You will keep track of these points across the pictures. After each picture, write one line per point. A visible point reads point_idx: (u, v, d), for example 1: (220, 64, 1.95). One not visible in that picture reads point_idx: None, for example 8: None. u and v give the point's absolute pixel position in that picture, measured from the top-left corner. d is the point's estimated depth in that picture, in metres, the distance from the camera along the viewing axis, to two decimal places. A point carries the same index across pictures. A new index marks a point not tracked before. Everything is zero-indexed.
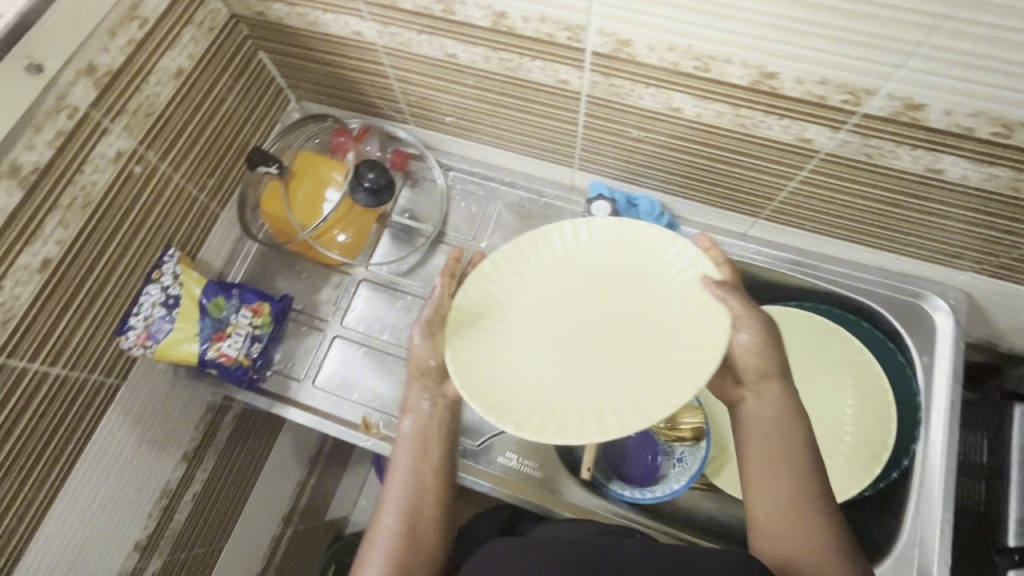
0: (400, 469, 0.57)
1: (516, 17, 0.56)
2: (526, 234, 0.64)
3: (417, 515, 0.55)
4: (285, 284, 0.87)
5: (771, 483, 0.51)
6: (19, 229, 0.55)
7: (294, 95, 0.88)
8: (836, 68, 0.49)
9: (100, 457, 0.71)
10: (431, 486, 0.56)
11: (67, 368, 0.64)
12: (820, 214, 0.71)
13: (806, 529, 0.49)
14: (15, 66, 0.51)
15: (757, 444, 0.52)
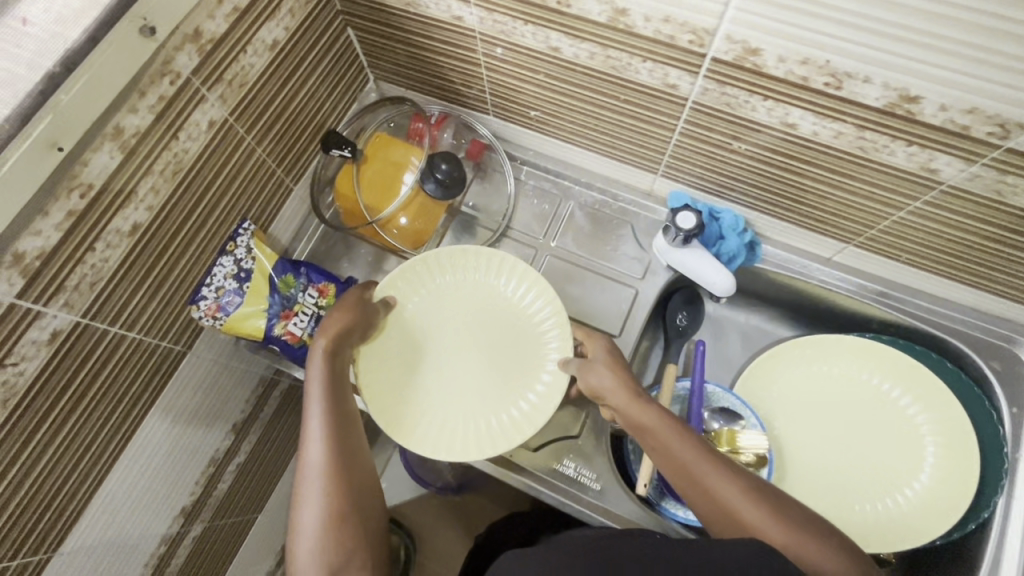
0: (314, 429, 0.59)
1: (638, 15, 0.54)
2: (475, 245, 0.71)
3: (339, 460, 0.58)
4: (350, 267, 0.86)
5: (695, 480, 0.56)
6: (105, 211, 0.54)
7: (372, 75, 0.87)
8: (987, 97, 0.46)
9: (161, 421, 0.72)
10: (343, 431, 0.60)
11: (142, 334, 0.64)
12: (911, 243, 0.67)
13: (733, 500, 0.55)
14: (132, 42, 0.50)
15: (666, 452, 0.58)
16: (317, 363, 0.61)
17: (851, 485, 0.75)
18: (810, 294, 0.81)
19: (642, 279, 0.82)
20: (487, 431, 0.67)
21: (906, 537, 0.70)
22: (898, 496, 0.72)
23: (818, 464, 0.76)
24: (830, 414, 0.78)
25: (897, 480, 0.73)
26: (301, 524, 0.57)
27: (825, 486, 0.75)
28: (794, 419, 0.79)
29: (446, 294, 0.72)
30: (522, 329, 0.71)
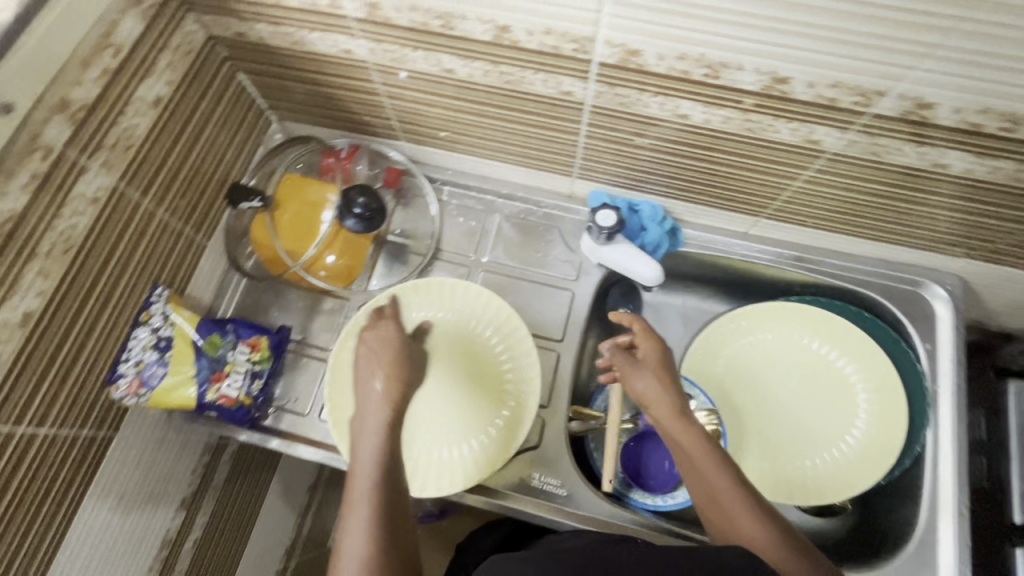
0: (363, 452, 0.53)
1: (520, 30, 0.54)
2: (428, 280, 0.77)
3: (391, 492, 0.52)
4: (282, 315, 0.83)
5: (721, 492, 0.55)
6: None
7: (275, 115, 0.85)
8: (846, 71, 0.49)
9: (98, 513, 0.67)
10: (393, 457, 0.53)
11: (56, 427, 0.60)
12: (812, 207, 0.71)
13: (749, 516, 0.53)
14: None
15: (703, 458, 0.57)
16: (379, 396, 0.55)
17: (799, 443, 0.78)
18: (734, 269, 0.85)
19: (576, 280, 0.83)
20: (461, 457, 0.70)
21: (855, 483, 0.74)
22: (843, 445, 0.76)
23: (767, 430, 0.80)
24: (772, 381, 0.82)
25: (840, 431, 0.77)
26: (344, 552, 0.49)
27: (778, 449, 0.79)
28: (741, 390, 0.82)
29: (410, 331, 0.76)
30: (480, 359, 0.75)
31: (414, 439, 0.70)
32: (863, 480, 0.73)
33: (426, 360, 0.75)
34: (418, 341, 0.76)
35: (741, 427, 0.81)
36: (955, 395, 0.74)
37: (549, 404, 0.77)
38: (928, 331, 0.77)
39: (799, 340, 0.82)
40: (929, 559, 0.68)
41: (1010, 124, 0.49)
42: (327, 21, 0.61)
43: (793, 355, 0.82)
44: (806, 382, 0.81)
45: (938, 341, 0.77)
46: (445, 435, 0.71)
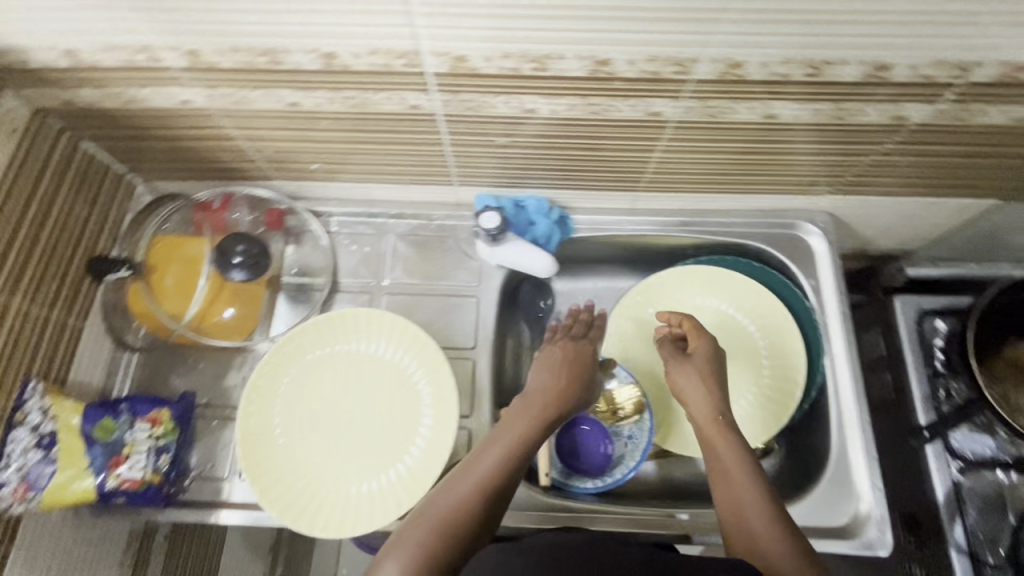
0: (483, 459, 0.57)
1: (345, 54, 0.54)
2: (324, 315, 0.75)
3: (478, 497, 0.54)
4: (183, 381, 0.79)
5: (738, 491, 0.57)
6: None
7: (139, 177, 0.81)
8: (656, 45, 0.51)
9: None
10: (514, 474, 0.57)
11: None
12: (678, 173, 0.74)
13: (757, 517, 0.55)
14: None
15: (726, 453, 0.60)
16: (546, 390, 0.63)
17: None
18: (629, 245, 0.87)
19: (479, 285, 0.83)
20: (384, 487, 0.68)
21: (769, 426, 0.77)
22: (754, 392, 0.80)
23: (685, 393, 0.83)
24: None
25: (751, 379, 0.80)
26: (426, 517, 0.53)
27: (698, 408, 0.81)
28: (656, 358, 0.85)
29: (313, 371, 0.74)
30: (391, 383, 0.74)
31: (336, 480, 0.68)
32: (776, 420, 0.77)
33: (337, 397, 0.73)
34: (325, 380, 0.74)
35: (660, 394, 0.84)
36: (842, 324, 0.79)
37: (472, 412, 0.77)
38: (809, 269, 0.82)
39: (700, 300, 0.85)
40: (844, 480, 0.73)
41: (814, 69, 0.53)
42: (153, 74, 0.59)
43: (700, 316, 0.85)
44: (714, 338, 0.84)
45: (818, 276, 0.82)
46: (368, 468, 0.69)
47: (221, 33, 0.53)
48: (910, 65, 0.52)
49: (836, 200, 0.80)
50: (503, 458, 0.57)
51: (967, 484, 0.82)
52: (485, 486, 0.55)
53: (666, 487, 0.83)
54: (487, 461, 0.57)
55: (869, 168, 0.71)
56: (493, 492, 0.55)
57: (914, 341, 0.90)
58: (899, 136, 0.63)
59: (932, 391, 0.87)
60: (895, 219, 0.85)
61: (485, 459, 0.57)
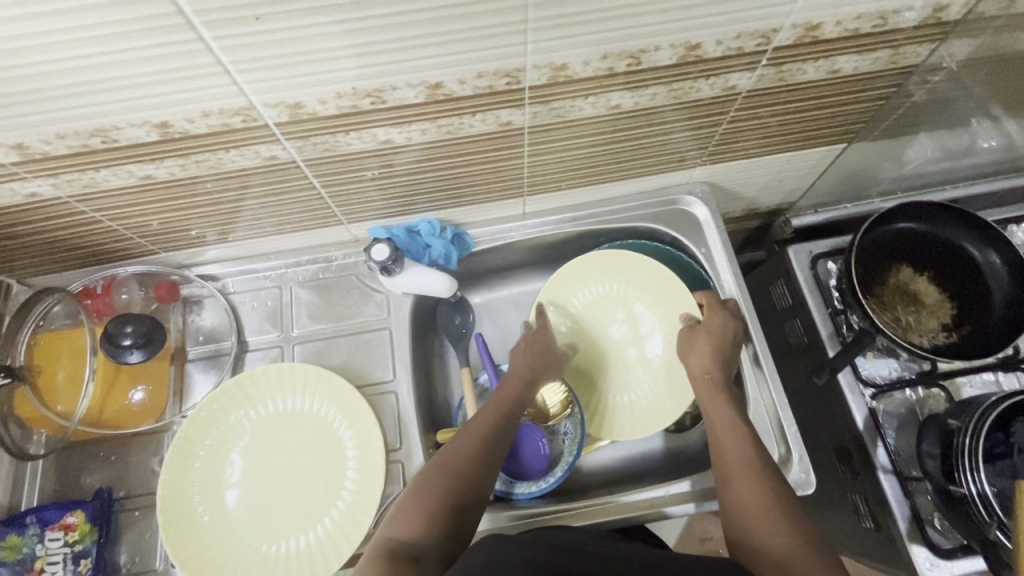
0: (482, 423, 0.66)
1: (181, 122, 0.54)
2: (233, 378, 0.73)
3: (477, 458, 0.62)
4: (95, 478, 0.75)
5: (739, 470, 0.60)
6: None
7: (13, 276, 0.78)
8: (483, 64, 0.53)
9: None
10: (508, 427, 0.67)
11: None
12: (553, 172, 0.77)
13: (755, 496, 0.57)
14: None
15: (728, 430, 0.63)
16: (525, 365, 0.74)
17: (627, 381, 0.84)
18: (529, 248, 0.90)
19: (389, 315, 0.84)
20: (318, 539, 0.67)
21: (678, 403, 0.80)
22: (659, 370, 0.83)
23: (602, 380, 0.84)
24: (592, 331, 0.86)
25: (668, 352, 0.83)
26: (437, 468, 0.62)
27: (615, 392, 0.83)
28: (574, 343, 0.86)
29: (230, 437, 0.72)
30: (313, 432, 0.73)
31: (270, 544, 0.67)
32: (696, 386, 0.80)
33: (260, 458, 0.72)
34: (246, 444, 0.72)
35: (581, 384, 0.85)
36: (737, 283, 0.83)
37: (401, 444, 0.76)
38: (699, 238, 0.87)
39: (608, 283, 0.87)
40: (765, 428, 0.76)
41: (634, 59, 0.56)
42: None
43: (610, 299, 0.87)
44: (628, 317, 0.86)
45: (707, 244, 0.86)
46: (300, 524, 0.68)
47: (42, 121, 0.51)
48: (718, 41, 0.56)
49: (708, 170, 0.85)
50: (495, 424, 0.66)
51: (881, 407, 0.84)
52: (482, 440, 0.64)
53: (610, 474, 0.85)
54: (483, 419, 0.66)
55: (724, 136, 0.76)
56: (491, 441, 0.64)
57: (811, 283, 0.92)
58: (737, 104, 0.68)
59: (835, 327, 0.89)
60: (766, 175, 0.91)
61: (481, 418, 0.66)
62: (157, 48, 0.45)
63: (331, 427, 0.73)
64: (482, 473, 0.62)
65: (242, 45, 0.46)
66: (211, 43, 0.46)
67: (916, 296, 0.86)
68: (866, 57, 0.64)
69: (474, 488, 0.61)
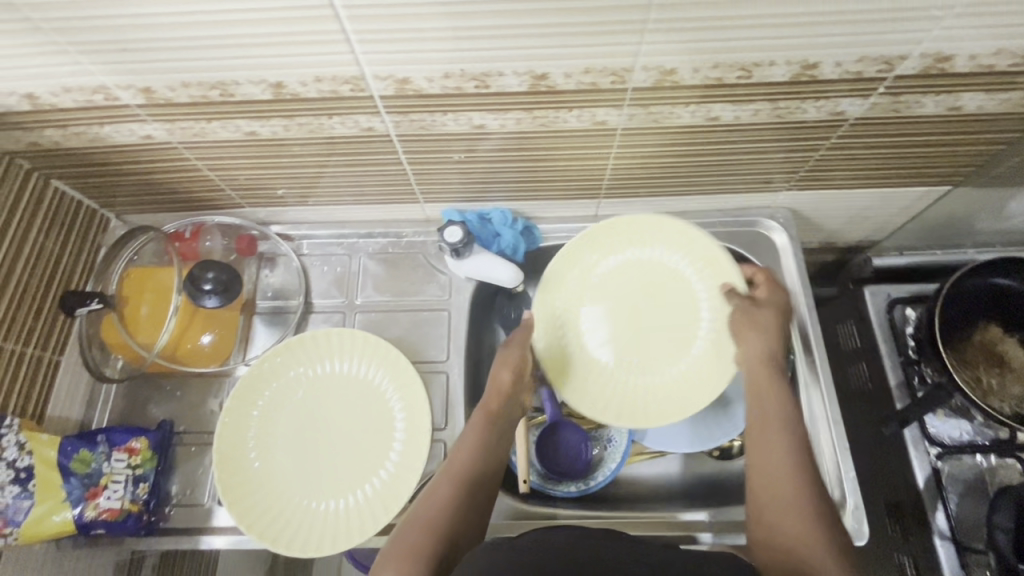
0: (454, 466, 0.63)
1: (294, 84, 0.56)
2: (298, 334, 0.76)
3: (453, 504, 0.60)
4: (160, 409, 0.80)
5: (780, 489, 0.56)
6: None
7: (112, 211, 0.83)
8: (591, 59, 0.53)
9: None
10: (493, 448, 0.67)
11: None
12: (634, 178, 0.76)
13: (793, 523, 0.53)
14: None
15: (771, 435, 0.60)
16: (495, 394, 0.71)
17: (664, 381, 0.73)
18: None
19: (450, 297, 0.85)
20: (358, 503, 0.69)
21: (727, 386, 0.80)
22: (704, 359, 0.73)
23: (639, 389, 0.74)
24: (571, 353, 0.76)
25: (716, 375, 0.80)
26: (414, 522, 0.58)
27: (650, 395, 0.73)
28: (585, 368, 0.76)
29: (287, 392, 0.75)
30: (365, 399, 0.75)
31: (311, 500, 0.69)
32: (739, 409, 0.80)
33: (312, 417, 0.74)
34: (301, 401, 0.75)
35: (621, 391, 0.74)
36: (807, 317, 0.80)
37: (446, 424, 0.78)
38: (775, 263, 0.84)
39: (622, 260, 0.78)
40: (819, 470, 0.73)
41: (745, 71, 0.55)
42: (110, 113, 0.61)
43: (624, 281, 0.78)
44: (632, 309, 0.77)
45: (783, 270, 0.84)
46: (342, 486, 0.70)
47: (172, 69, 0.54)
48: (837, 62, 0.54)
49: (794, 196, 0.82)
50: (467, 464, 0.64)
51: (946, 469, 0.80)
52: (462, 472, 0.63)
53: (647, 489, 0.84)
54: (457, 459, 0.64)
55: (819, 162, 0.73)
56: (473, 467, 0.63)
57: (885, 327, 0.88)
58: (841, 131, 0.65)
59: (906, 378, 0.85)
60: (854, 210, 0.87)
61: (468, 438, 0.66)
62: (289, 11, 0.47)
63: (383, 396, 0.75)
64: (459, 519, 0.59)
65: (366, 16, 0.48)
66: (339, 10, 0.47)
67: (1003, 357, 0.81)
68: (995, 97, 0.60)
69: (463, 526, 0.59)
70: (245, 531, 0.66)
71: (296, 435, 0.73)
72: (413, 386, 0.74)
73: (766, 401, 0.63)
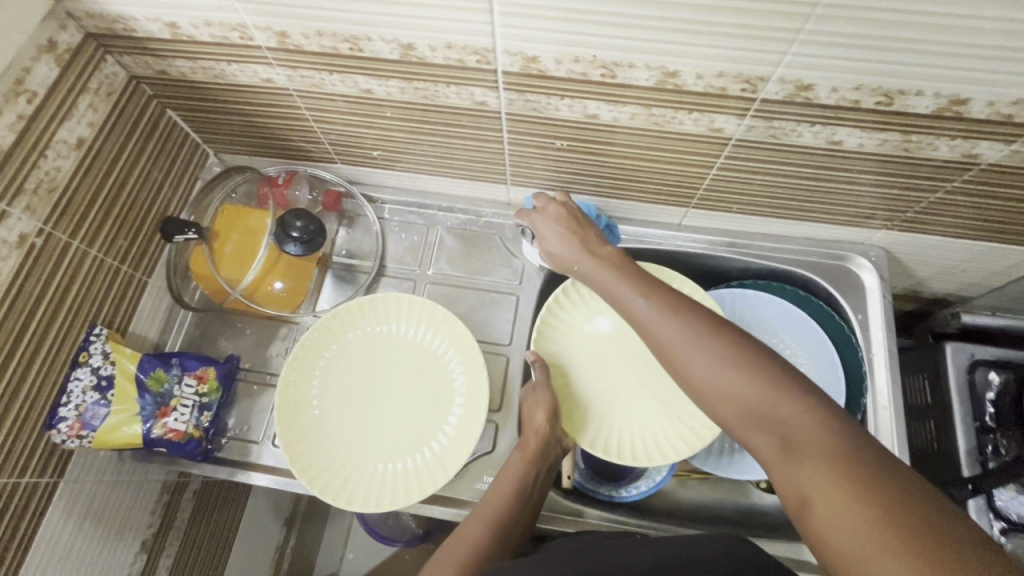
0: (490, 505, 0.64)
1: (424, 48, 0.57)
2: (372, 295, 0.77)
3: (489, 546, 0.60)
4: (229, 344, 0.83)
5: (713, 405, 0.49)
6: None
7: (212, 149, 0.87)
8: (727, 63, 0.52)
9: (57, 557, 0.69)
10: (530, 494, 0.66)
11: (13, 475, 0.63)
12: (730, 193, 0.74)
13: (747, 431, 0.47)
14: None
15: (666, 352, 0.53)
16: (538, 434, 0.70)
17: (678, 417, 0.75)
18: (672, 260, 0.88)
19: (520, 284, 0.85)
20: (409, 467, 0.70)
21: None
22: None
23: (661, 430, 0.75)
24: (592, 398, 0.78)
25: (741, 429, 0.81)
26: (450, 555, 0.59)
27: (673, 434, 0.74)
28: (603, 417, 0.77)
29: (352, 349, 0.76)
30: (427, 369, 0.76)
31: (364, 458, 0.71)
32: None
33: (374, 378, 0.75)
34: (364, 360, 0.76)
35: (644, 435, 0.75)
36: (887, 363, 0.77)
37: (500, 407, 0.78)
38: (861, 302, 0.81)
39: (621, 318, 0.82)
40: None
41: (886, 98, 0.53)
42: (242, 51, 0.63)
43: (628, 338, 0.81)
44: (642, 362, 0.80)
45: (868, 310, 0.81)
46: (394, 450, 0.71)
47: (313, 17, 0.56)
48: (989, 101, 0.51)
49: (892, 237, 0.79)
50: (505, 504, 0.64)
51: (1010, 546, 0.76)
52: (499, 509, 0.63)
53: (687, 508, 0.82)
54: (495, 501, 0.64)
55: (932, 205, 0.69)
56: (508, 507, 0.63)
57: (963, 389, 0.84)
58: (967, 176, 0.62)
59: (978, 445, 0.81)
60: (952, 260, 0.82)
61: (506, 477, 0.66)
62: None
63: (443, 370, 0.75)
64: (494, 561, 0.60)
65: None
66: None
67: None
68: None
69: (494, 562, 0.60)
70: (300, 477, 0.68)
71: (356, 393, 0.74)
72: (475, 367, 0.74)
73: (635, 315, 0.56)
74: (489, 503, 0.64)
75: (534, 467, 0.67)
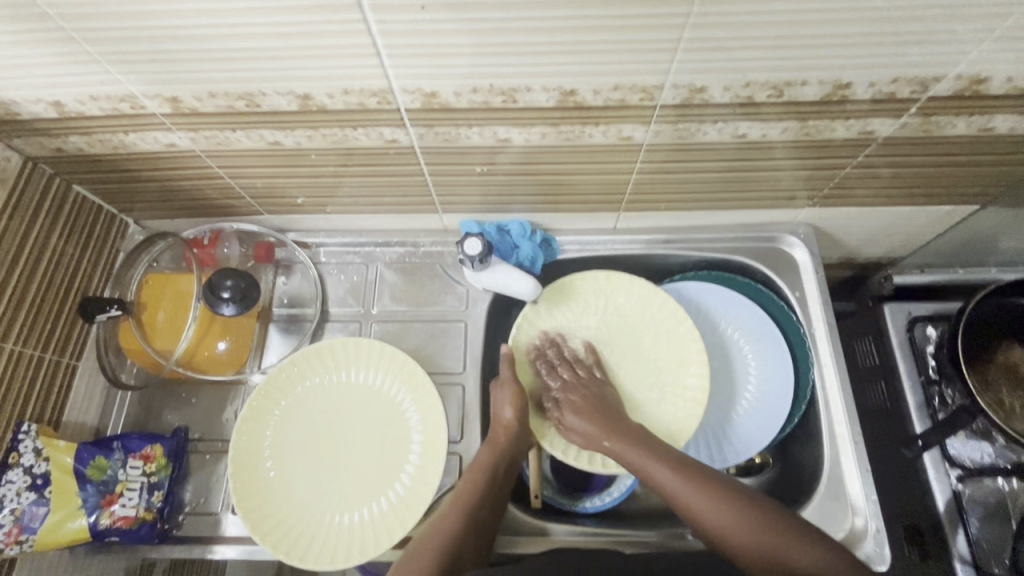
0: (464, 494, 0.66)
1: (321, 96, 0.56)
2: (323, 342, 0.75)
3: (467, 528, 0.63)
4: (175, 416, 0.79)
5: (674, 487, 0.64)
6: None
7: (131, 217, 0.83)
8: (620, 77, 0.53)
9: None
10: (500, 481, 0.69)
11: None
12: (655, 193, 0.75)
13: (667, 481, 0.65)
14: None
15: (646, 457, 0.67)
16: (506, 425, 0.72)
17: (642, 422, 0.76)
18: (615, 264, 0.89)
19: (466, 308, 0.85)
20: (374, 516, 0.69)
21: (709, 416, 0.82)
22: (686, 392, 0.77)
23: None
24: (556, 394, 0.79)
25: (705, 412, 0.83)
26: (428, 543, 0.62)
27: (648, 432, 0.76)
28: None
29: (303, 402, 0.75)
30: (385, 411, 0.75)
31: (330, 512, 0.69)
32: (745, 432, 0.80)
33: (331, 427, 0.74)
34: (321, 409, 0.74)
35: None
36: (830, 333, 0.80)
37: (462, 437, 0.78)
38: (796, 279, 0.83)
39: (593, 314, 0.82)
40: (840, 494, 0.73)
41: (776, 90, 0.55)
42: (139, 121, 0.61)
43: (601, 334, 0.82)
44: (617, 358, 0.81)
45: (803, 284, 0.83)
46: (360, 499, 0.70)
47: (201, 80, 0.54)
48: (870, 83, 0.54)
49: (816, 214, 0.81)
50: (478, 491, 0.66)
51: (967, 492, 0.78)
52: (469, 501, 0.65)
53: (664, 505, 0.82)
54: (467, 490, 0.66)
55: (845, 179, 0.72)
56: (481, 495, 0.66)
57: (906, 347, 0.86)
58: (868, 150, 0.64)
59: (927, 399, 0.83)
60: (876, 227, 0.86)
61: (476, 468, 0.69)
62: (322, 25, 0.47)
63: (398, 409, 0.74)
64: (471, 541, 0.63)
65: (398, 31, 0.48)
66: (372, 25, 0.47)
67: None
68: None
69: (466, 557, 0.62)
70: (262, 545, 0.65)
71: (314, 446, 0.73)
72: (433, 399, 0.73)
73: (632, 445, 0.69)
74: (460, 495, 0.66)
75: (502, 459, 0.70)
